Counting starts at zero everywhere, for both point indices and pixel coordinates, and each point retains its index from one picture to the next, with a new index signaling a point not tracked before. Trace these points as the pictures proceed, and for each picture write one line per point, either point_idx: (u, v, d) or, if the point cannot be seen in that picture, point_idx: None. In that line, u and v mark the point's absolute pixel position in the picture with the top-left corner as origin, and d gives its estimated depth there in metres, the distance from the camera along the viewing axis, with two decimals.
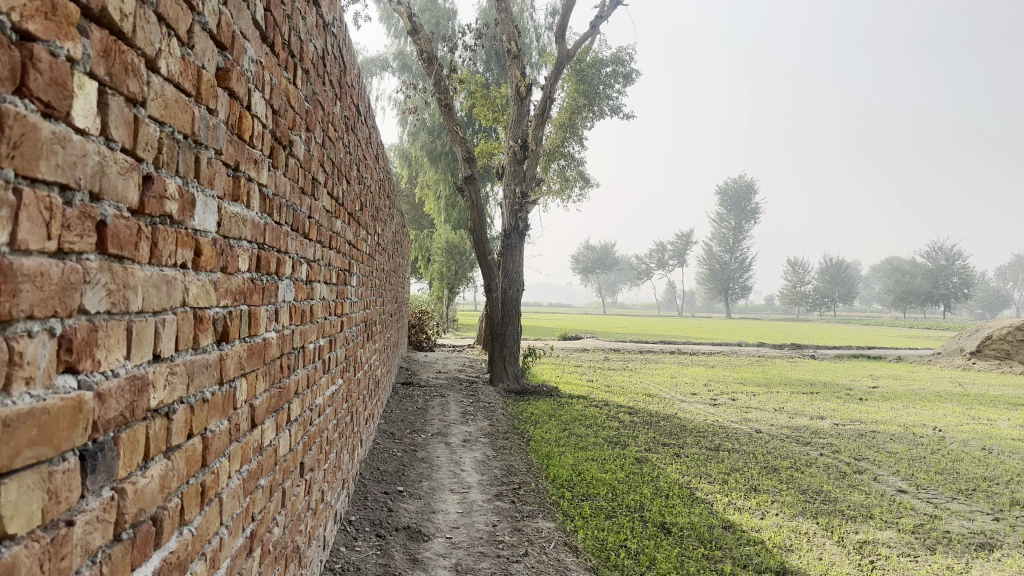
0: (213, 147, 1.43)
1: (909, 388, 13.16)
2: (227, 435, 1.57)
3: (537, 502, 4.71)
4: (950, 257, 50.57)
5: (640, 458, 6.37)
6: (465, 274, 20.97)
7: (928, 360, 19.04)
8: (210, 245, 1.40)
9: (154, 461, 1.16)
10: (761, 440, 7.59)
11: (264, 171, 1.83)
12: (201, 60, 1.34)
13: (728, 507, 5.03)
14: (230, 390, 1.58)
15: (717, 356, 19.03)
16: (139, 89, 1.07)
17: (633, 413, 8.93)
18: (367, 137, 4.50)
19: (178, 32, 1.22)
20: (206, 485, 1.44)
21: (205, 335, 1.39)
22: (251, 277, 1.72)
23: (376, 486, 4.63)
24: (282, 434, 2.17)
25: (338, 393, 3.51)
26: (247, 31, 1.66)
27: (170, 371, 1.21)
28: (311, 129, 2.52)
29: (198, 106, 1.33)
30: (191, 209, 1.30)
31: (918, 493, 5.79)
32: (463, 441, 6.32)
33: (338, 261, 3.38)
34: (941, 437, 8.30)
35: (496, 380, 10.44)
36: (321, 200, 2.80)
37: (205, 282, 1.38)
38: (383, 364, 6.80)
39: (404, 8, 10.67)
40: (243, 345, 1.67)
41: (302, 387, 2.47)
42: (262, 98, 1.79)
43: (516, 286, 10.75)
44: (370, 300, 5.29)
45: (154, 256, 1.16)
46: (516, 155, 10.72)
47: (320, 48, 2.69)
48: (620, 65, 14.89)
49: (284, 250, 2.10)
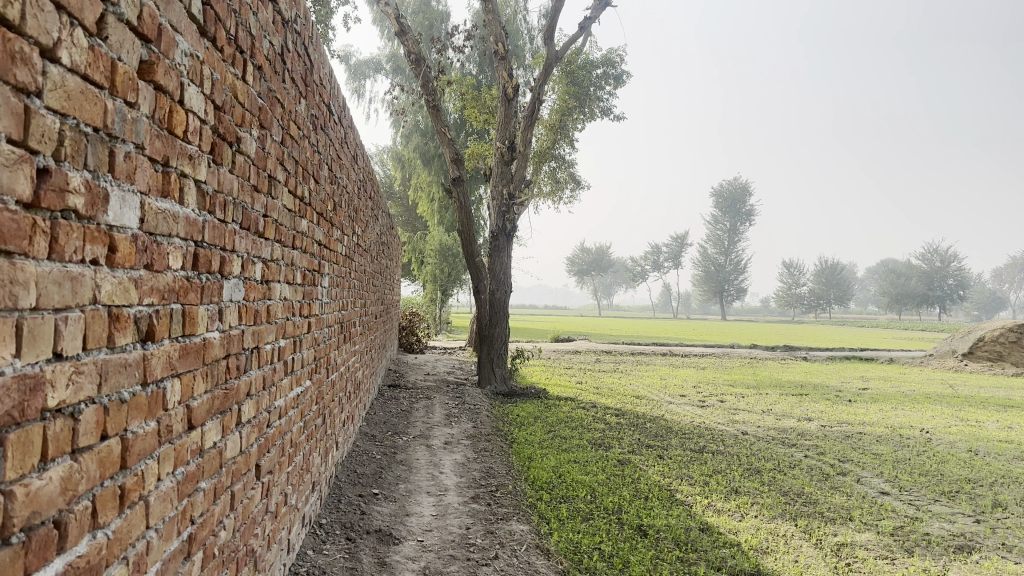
0: (133, 141, 1.39)
1: (900, 390, 13.14)
2: (154, 437, 1.54)
3: (513, 504, 4.67)
4: (945, 258, 50.58)
5: (623, 460, 6.33)
6: (457, 276, 20.94)
7: (921, 362, 19.02)
8: (128, 242, 1.37)
9: (55, 462, 1.13)
10: (747, 442, 7.56)
11: (202, 167, 1.80)
12: (117, 53, 1.31)
13: (707, 509, 5.00)
14: (158, 390, 1.54)
15: (709, 357, 19.04)
16: (31, 80, 1.04)
17: (619, 415, 8.91)
18: (341, 137, 4.45)
19: (85, 23, 1.18)
20: (126, 488, 1.40)
21: (123, 334, 1.36)
22: (185, 276, 1.69)
23: (351, 489, 4.59)
24: (230, 436, 2.13)
25: (306, 395, 3.47)
26: (180, 25, 1.62)
27: (74, 371, 1.18)
28: (266, 127, 2.49)
29: (113, 98, 1.30)
30: (103, 204, 1.27)
31: (900, 495, 5.77)
32: (444, 443, 6.28)
33: (304, 262, 3.34)
34: (928, 439, 8.29)
35: (484, 382, 10.41)
36: (280, 200, 2.76)
37: (122, 280, 1.35)
38: (365, 366, 6.76)
39: (391, 9, 10.62)
40: (175, 346, 1.63)
41: (255, 388, 2.44)
42: (199, 94, 1.76)
43: (504, 288, 10.71)
44: (348, 301, 5.25)
45: (55, 252, 1.12)
46: (504, 157, 10.65)
47: (278, 44, 2.65)
48: (611, 66, 14.86)
49: (229, 249, 2.06)
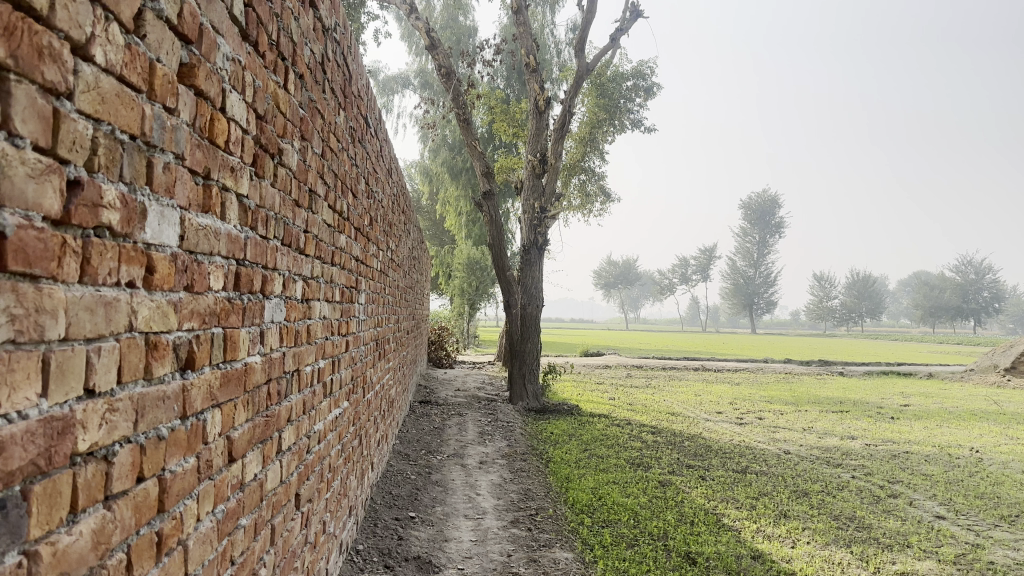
0: (173, 151, 1.26)
1: (942, 406, 12.76)
2: (194, 475, 1.40)
3: (554, 529, 4.49)
4: (980, 271, 49.44)
5: (664, 480, 6.14)
6: (486, 291, 20.84)
7: (962, 377, 18.54)
8: (167, 261, 1.24)
9: (85, 513, 0.99)
10: (790, 462, 7.33)
11: (243, 180, 1.67)
12: (156, 53, 1.19)
13: (757, 534, 4.80)
14: (198, 423, 1.41)
15: (742, 372, 18.69)
16: (61, 79, 0.91)
17: (656, 432, 8.69)
18: (377, 150, 4.33)
19: (120, 17, 1.05)
20: (164, 534, 1.26)
21: (161, 363, 1.23)
22: (227, 297, 1.57)
23: (387, 512, 4.44)
24: (271, 466, 2.00)
25: (343, 417, 3.33)
26: (221, 27, 1.50)
27: (108, 409, 1.04)
28: (307, 139, 2.37)
29: (151, 103, 1.17)
30: (140, 219, 1.14)
31: (958, 519, 5.52)
32: (479, 463, 6.12)
33: (342, 279, 3.20)
34: (979, 458, 7.98)
35: (515, 399, 10.23)
36: (321, 214, 2.64)
37: (160, 303, 1.22)
38: (398, 383, 6.62)
39: (421, 23, 10.56)
40: (216, 373, 1.50)
41: (296, 413, 2.31)
42: (241, 101, 1.64)
43: (536, 302, 10.53)
44: (383, 317, 5.11)
45: (87, 275, 1.00)
46: (536, 170, 10.48)
47: (319, 52, 2.54)
48: (642, 78, 14.66)
49: (271, 267, 1.93)
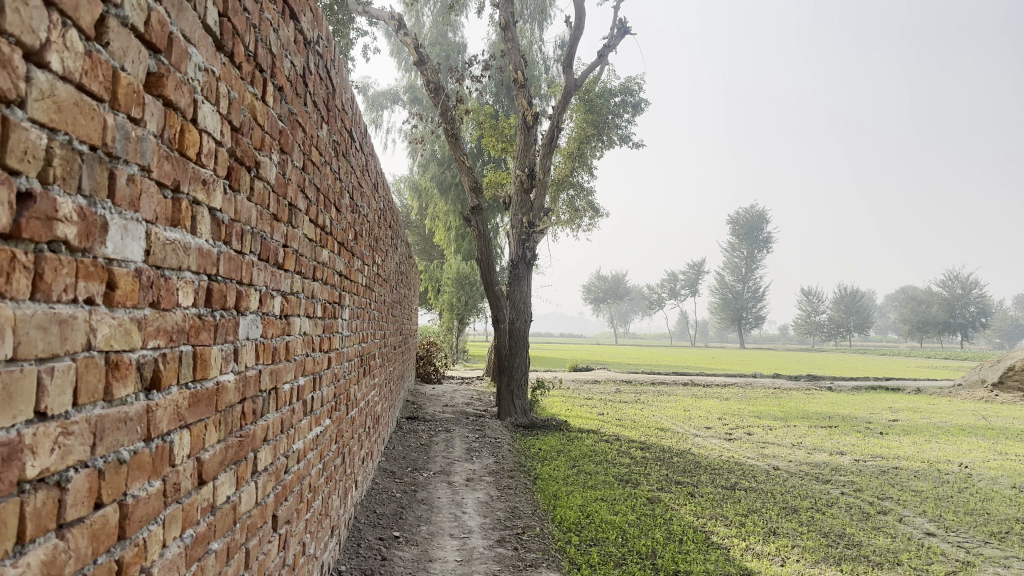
0: (138, 163, 1.22)
1: (931, 422, 12.77)
2: (159, 499, 1.35)
3: (541, 549, 4.43)
4: (966, 286, 49.75)
5: (653, 498, 6.09)
6: (475, 306, 20.78)
7: (950, 393, 18.57)
8: (131, 277, 1.20)
9: (33, 543, 0.94)
10: (780, 478, 7.30)
11: (217, 194, 1.63)
12: (120, 61, 1.15)
13: (746, 552, 4.75)
14: (164, 445, 1.36)
15: (732, 388, 18.69)
16: (12, 85, 0.87)
17: (645, 448, 8.64)
18: (362, 165, 4.29)
19: (80, 23, 1.01)
20: (124, 563, 1.21)
21: (123, 383, 1.18)
22: (197, 314, 1.52)
23: (371, 532, 4.37)
24: (245, 488, 1.94)
25: (325, 435, 3.27)
26: (193, 36, 1.46)
27: (61, 432, 0.99)
28: (287, 152, 2.33)
29: (114, 113, 1.13)
30: (101, 234, 1.09)
31: (948, 536, 5.49)
32: (466, 480, 6.05)
33: (324, 294, 3.15)
34: (968, 474, 7.97)
35: (504, 415, 10.15)
36: (301, 228, 2.60)
37: (122, 321, 1.17)
38: (384, 400, 6.55)
39: (409, 39, 10.55)
40: (184, 393, 1.45)
41: (273, 432, 2.25)
42: (215, 113, 1.60)
43: (524, 317, 10.47)
44: (369, 333, 5.06)
45: (39, 291, 0.95)
46: (524, 185, 10.46)
47: (300, 65, 2.51)
48: (630, 94, 14.67)
49: (246, 282, 1.88)
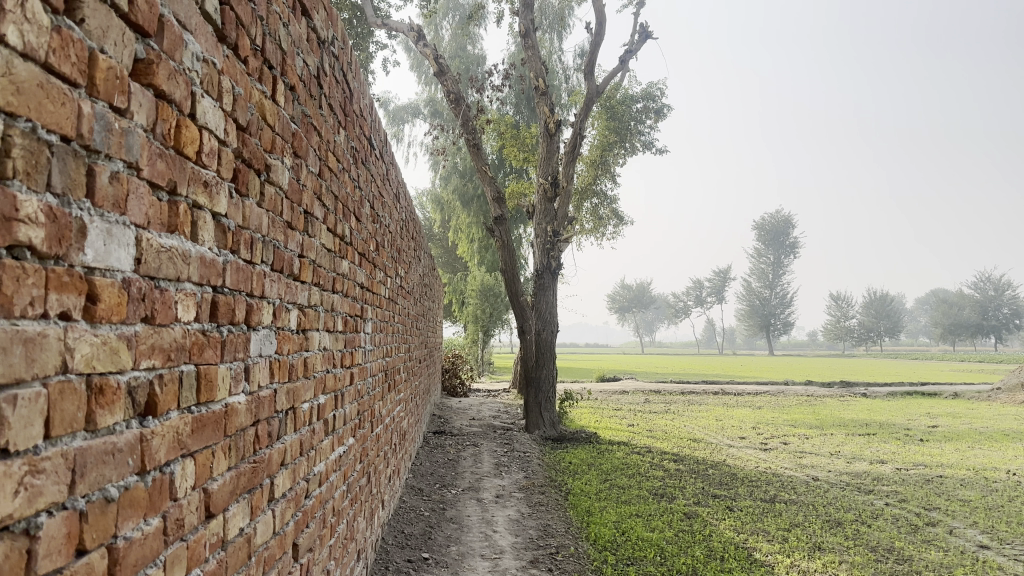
0: (123, 159, 1.07)
1: (972, 427, 12.37)
2: (158, 537, 1.20)
3: (576, 569, 4.24)
4: (1001, 288, 48.65)
5: (690, 512, 5.87)
6: (500, 317, 20.60)
7: (988, 397, 18.04)
8: (116, 289, 1.05)
9: None
10: (820, 490, 7.04)
11: (221, 198, 1.49)
12: (98, 41, 1.00)
13: (791, 570, 4.52)
14: (162, 477, 1.21)
15: (763, 395, 18.32)
16: None
17: (679, 460, 8.42)
18: (382, 175, 4.16)
19: None
20: None
21: (108, 411, 1.03)
22: (200, 328, 1.37)
23: (399, 553, 4.20)
24: (260, 518, 1.79)
25: (348, 455, 3.11)
26: (189, 21, 1.32)
27: (30, 470, 0.85)
28: (301, 156, 2.19)
29: (90, 99, 0.98)
30: (77, 238, 0.95)
31: (1003, 549, 5.23)
32: (496, 497, 5.87)
33: (344, 307, 3.01)
34: (1017, 481, 7.67)
35: (531, 428, 9.92)
36: (318, 237, 2.45)
37: (107, 339, 1.03)
38: (410, 415, 6.41)
39: (429, 50, 10.44)
40: (186, 418, 1.30)
41: (291, 454, 2.10)
42: (216, 108, 1.45)
43: (550, 328, 10.29)
44: (392, 347, 4.90)
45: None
46: (547, 193, 10.28)
47: (312, 64, 2.36)
48: (652, 100, 14.44)
49: (256, 293, 1.74)
